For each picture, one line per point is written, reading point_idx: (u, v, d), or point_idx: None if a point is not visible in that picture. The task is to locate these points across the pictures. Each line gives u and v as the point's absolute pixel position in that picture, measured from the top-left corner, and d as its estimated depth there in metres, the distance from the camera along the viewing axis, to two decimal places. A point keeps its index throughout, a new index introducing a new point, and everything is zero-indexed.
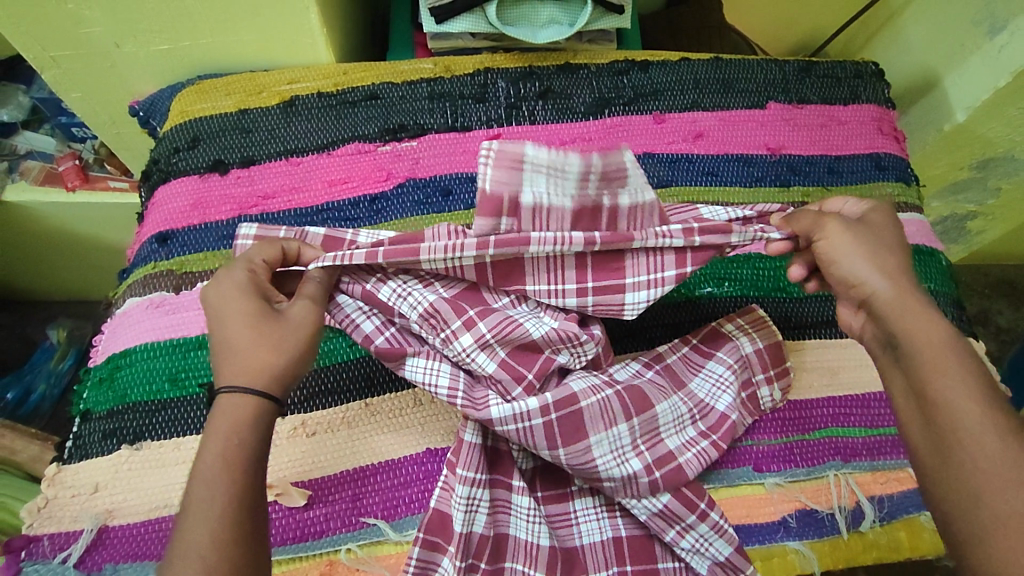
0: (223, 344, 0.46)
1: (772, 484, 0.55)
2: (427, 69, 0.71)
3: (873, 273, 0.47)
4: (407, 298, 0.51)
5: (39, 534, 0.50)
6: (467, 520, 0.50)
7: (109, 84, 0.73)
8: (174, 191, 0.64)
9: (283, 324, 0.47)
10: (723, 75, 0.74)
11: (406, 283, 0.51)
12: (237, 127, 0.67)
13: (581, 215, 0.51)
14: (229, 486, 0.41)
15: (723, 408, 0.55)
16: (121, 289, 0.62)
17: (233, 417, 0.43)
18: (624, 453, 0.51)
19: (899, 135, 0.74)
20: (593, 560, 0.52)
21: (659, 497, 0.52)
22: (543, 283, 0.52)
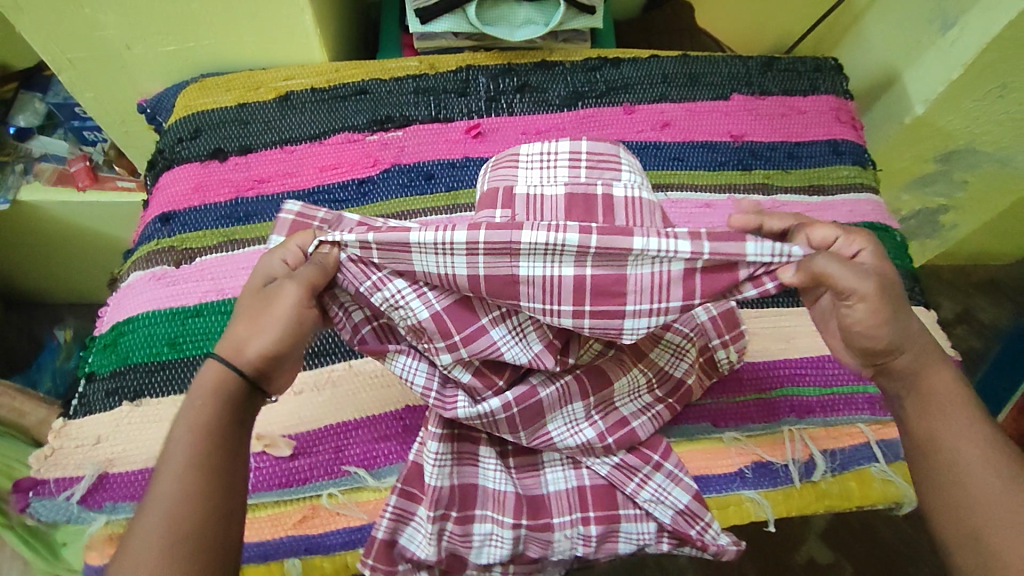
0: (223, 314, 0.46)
1: (728, 438, 0.60)
2: (413, 66, 0.77)
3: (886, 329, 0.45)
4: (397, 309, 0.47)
5: (45, 477, 0.55)
6: (438, 474, 0.53)
7: (119, 83, 0.79)
8: (177, 177, 0.69)
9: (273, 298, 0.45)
10: (690, 69, 0.79)
11: (402, 292, 0.47)
12: (236, 119, 0.72)
13: (573, 204, 0.53)
14: (192, 442, 0.41)
15: (680, 374, 0.59)
16: (126, 265, 0.67)
17: (208, 379, 0.43)
18: (577, 424, 0.55)
19: (857, 123, 0.79)
20: (558, 506, 0.56)
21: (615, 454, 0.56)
22: (537, 301, 0.45)
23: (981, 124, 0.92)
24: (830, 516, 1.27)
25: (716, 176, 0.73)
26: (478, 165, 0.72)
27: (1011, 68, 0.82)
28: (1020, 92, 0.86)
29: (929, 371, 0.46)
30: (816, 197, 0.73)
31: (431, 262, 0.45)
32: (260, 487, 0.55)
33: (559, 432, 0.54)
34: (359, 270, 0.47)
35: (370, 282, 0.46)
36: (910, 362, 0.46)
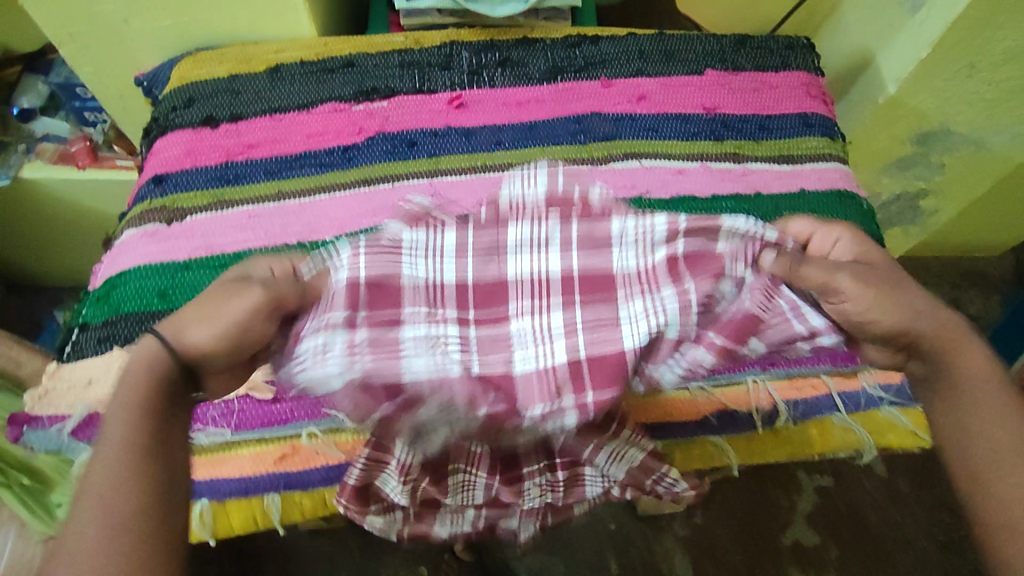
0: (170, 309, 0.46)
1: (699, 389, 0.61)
2: (398, 42, 0.80)
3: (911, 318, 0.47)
4: (321, 362, 0.43)
5: (38, 414, 0.59)
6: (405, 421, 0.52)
7: (118, 58, 0.82)
8: (170, 142, 0.72)
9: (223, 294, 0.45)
10: (666, 47, 0.82)
11: (329, 345, 0.44)
12: (228, 89, 0.75)
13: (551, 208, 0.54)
14: (126, 429, 0.41)
15: None
16: (120, 225, 0.70)
17: (144, 364, 0.43)
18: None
19: (827, 98, 0.82)
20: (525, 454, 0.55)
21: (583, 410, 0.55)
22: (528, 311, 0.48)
23: (952, 105, 0.95)
24: (815, 499, 1.26)
25: (689, 145, 0.76)
26: (459, 133, 0.75)
27: (977, 47, 0.85)
28: (989, 71, 0.88)
29: (955, 349, 0.47)
30: (786, 166, 0.76)
31: (422, 367, 0.45)
32: (242, 428, 0.57)
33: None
34: (319, 329, 0.45)
35: (325, 320, 0.45)
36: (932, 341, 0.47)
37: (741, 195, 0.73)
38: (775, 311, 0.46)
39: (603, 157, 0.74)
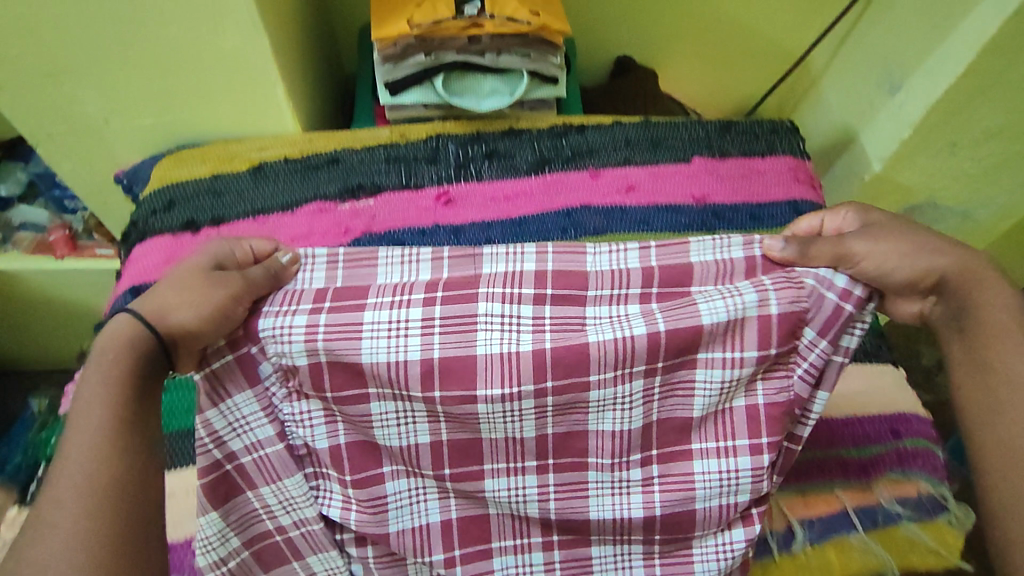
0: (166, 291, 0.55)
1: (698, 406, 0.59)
2: (383, 136, 0.79)
3: (931, 262, 0.56)
4: (419, 511, 0.64)
5: None
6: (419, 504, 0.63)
7: (98, 156, 0.80)
8: (150, 249, 0.71)
9: (211, 278, 0.55)
10: (653, 134, 0.82)
11: (419, 489, 0.63)
12: (210, 190, 0.74)
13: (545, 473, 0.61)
14: (105, 415, 0.49)
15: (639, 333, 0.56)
16: (97, 339, 0.68)
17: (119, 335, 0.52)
18: (518, 256, 0.60)
19: (815, 183, 0.81)
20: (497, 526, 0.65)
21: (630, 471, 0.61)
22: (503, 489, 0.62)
23: (936, 181, 0.95)
24: None
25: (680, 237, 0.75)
26: (447, 231, 0.73)
27: (959, 128, 0.85)
28: (969, 149, 0.89)
29: (976, 291, 0.56)
30: None
31: (382, 349, 0.56)
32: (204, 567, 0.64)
33: (489, 333, 0.57)
34: (278, 316, 0.57)
35: (306, 335, 0.56)
36: (954, 279, 0.56)
37: None
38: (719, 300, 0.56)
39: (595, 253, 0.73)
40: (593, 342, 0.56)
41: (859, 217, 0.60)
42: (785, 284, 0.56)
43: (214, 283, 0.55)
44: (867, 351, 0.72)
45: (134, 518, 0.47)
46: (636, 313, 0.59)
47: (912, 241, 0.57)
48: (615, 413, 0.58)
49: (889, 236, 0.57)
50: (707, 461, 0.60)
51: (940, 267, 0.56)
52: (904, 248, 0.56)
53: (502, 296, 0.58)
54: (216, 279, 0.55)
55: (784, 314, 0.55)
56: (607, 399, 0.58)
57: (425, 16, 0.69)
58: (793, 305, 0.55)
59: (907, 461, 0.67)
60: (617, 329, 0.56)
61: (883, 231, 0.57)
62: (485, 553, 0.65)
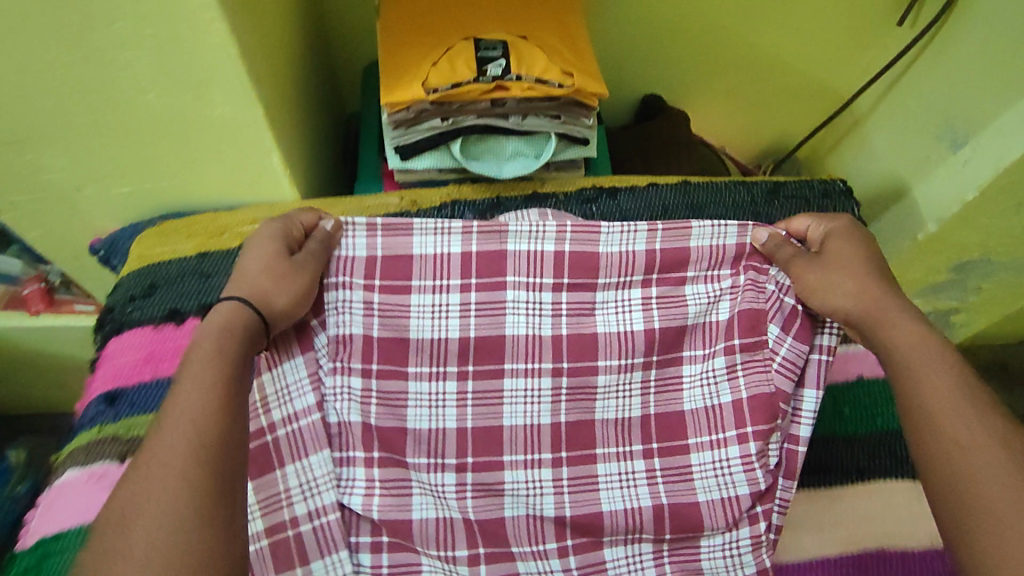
0: (242, 269, 0.52)
1: (688, 399, 0.62)
2: (393, 203, 0.70)
3: (839, 291, 0.54)
4: (441, 506, 0.60)
5: None
6: (439, 505, 0.60)
7: (70, 223, 0.71)
8: (128, 344, 0.62)
9: (293, 263, 0.53)
10: (693, 199, 0.73)
11: (444, 493, 0.60)
12: (197, 272, 0.66)
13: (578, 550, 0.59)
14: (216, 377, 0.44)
15: (637, 325, 0.61)
16: (62, 455, 0.59)
17: (223, 318, 0.48)
18: (539, 236, 0.59)
19: None
20: (517, 538, 0.60)
21: (634, 463, 0.61)
22: (529, 561, 0.60)
23: (992, 239, 0.87)
24: None
25: None
26: None
27: None
28: None
29: (882, 324, 0.51)
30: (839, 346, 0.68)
31: (427, 328, 0.60)
32: None
33: (516, 317, 0.60)
34: (345, 288, 0.58)
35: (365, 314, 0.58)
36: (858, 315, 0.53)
37: None
38: (704, 293, 0.62)
39: None
40: (601, 331, 0.62)
41: (821, 229, 0.59)
42: (752, 277, 0.60)
43: (294, 268, 0.53)
44: None
45: (238, 484, 0.42)
46: (639, 297, 0.62)
47: (857, 270, 0.54)
48: (617, 401, 0.62)
49: (828, 260, 0.56)
50: (703, 454, 0.61)
51: (841, 305, 0.54)
52: (871, 250, 0.56)
53: (528, 286, 0.61)
54: (300, 266, 0.53)
55: (741, 310, 0.60)
56: (611, 386, 0.62)
57: (442, 79, 0.60)
58: (753, 300, 0.60)
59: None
60: (620, 319, 0.62)
61: (832, 254, 0.56)
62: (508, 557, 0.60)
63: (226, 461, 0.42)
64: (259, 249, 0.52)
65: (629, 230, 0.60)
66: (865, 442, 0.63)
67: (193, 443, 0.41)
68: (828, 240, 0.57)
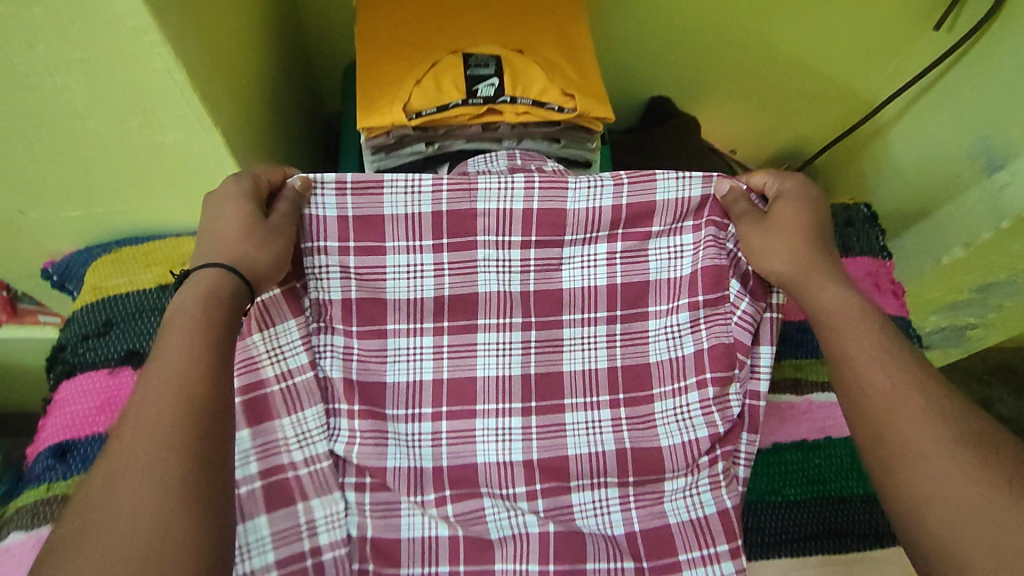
0: (213, 231, 0.45)
1: (653, 355, 0.55)
2: None
3: (777, 256, 0.49)
4: (429, 524, 0.53)
5: None
6: (428, 525, 0.53)
7: (20, 246, 0.65)
8: (79, 389, 0.56)
9: (269, 226, 0.47)
10: None
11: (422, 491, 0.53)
12: (157, 308, 0.60)
13: None
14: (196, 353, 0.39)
15: (602, 282, 0.55)
16: (8, 513, 0.54)
17: (203, 288, 0.42)
18: (508, 196, 0.51)
19: (898, 288, 0.67)
20: None
21: (607, 489, 0.54)
22: None
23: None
24: None
25: None
26: None
27: None
28: None
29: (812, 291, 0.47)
30: None
31: (404, 289, 0.53)
32: None
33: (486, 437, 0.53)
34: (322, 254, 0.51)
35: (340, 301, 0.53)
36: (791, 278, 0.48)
37: (804, 443, 0.60)
38: (667, 254, 0.54)
39: None
40: (567, 287, 0.55)
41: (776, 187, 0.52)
42: (713, 236, 0.53)
43: (270, 234, 0.47)
44: None
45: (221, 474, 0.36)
46: (604, 252, 0.54)
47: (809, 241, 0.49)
48: (581, 353, 0.55)
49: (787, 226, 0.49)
50: (667, 406, 0.54)
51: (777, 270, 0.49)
52: (821, 226, 0.50)
53: (498, 245, 0.53)
54: (277, 232, 0.47)
55: (704, 266, 0.53)
56: (575, 338, 0.55)
57: (426, 100, 0.54)
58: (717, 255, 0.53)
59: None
60: (584, 272, 0.55)
61: (789, 218, 0.50)
62: None
63: (203, 440, 0.36)
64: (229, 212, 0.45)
65: (595, 182, 0.51)
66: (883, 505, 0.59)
67: (171, 425, 0.36)
68: (778, 201, 0.51)
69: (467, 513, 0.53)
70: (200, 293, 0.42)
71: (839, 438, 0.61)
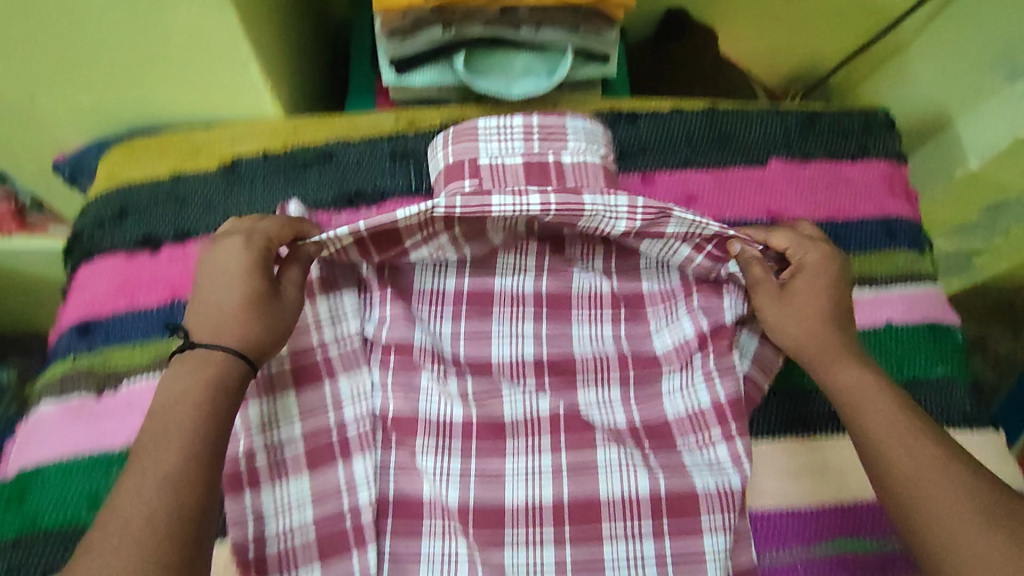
0: (215, 311, 0.46)
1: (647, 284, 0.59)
2: (387, 124, 0.63)
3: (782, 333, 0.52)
4: (445, 400, 0.54)
5: None
6: (444, 408, 0.54)
7: (29, 136, 0.64)
8: (99, 272, 0.57)
9: (272, 307, 0.48)
10: (721, 127, 0.66)
11: (442, 369, 0.55)
12: (173, 197, 0.59)
13: (576, 513, 0.52)
14: (185, 449, 0.41)
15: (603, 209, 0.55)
16: (37, 385, 0.56)
17: (200, 376, 0.44)
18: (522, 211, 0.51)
19: (912, 193, 0.67)
20: (513, 518, 0.52)
21: (607, 389, 0.56)
22: (521, 528, 0.51)
23: None
24: None
25: None
26: None
27: None
28: None
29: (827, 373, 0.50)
30: (868, 291, 0.63)
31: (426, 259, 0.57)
32: None
33: (500, 320, 0.57)
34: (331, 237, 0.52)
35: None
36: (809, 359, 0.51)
37: None
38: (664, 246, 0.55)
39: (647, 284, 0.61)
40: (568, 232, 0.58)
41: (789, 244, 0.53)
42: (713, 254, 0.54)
43: (270, 312, 0.47)
44: (969, 417, 0.59)
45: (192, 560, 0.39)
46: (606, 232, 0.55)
47: (817, 310, 0.52)
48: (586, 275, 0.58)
49: (782, 302, 0.52)
50: (663, 335, 0.57)
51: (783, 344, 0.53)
52: (830, 307, 0.52)
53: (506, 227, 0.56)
54: (279, 313, 0.48)
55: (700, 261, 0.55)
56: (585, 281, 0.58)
57: None
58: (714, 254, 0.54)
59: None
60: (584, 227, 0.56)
61: (791, 296, 0.52)
62: (497, 513, 0.52)
63: (181, 540, 0.38)
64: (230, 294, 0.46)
65: (611, 211, 0.52)
66: None
67: (165, 514, 0.39)
68: (799, 275, 0.53)
69: (485, 391, 0.55)
70: (203, 380, 0.44)
71: None
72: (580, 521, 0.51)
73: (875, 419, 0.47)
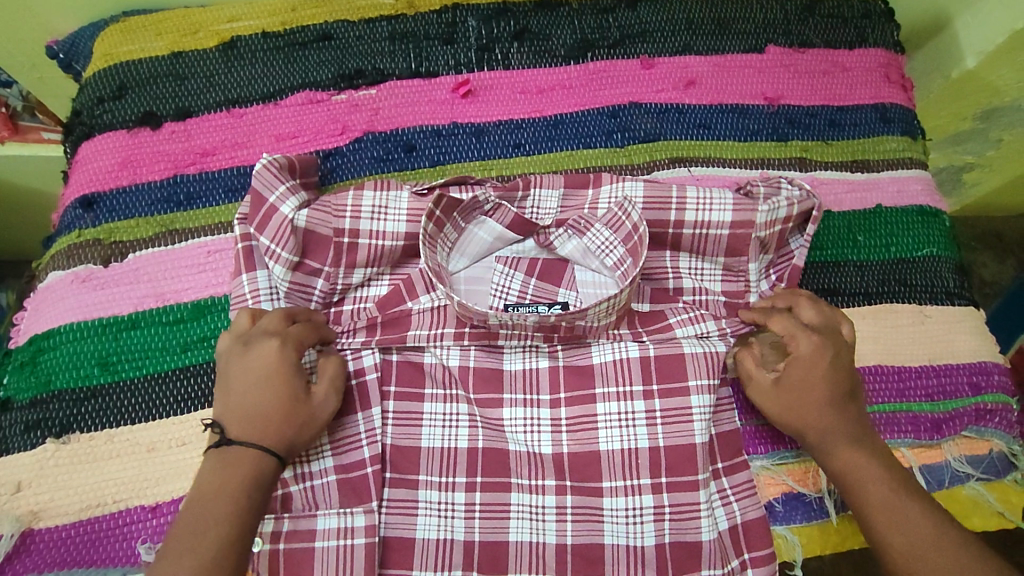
0: (246, 410, 0.45)
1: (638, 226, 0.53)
2: (387, 5, 0.63)
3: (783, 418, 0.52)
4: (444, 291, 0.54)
5: None
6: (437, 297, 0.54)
7: (21, 22, 0.63)
8: (100, 148, 0.57)
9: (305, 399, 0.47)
10: (720, 13, 0.66)
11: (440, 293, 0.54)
12: (171, 73, 0.59)
13: (570, 377, 0.54)
14: (225, 527, 0.42)
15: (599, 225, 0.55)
16: (44, 260, 0.56)
17: (238, 469, 0.44)
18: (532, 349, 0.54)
19: (907, 83, 0.68)
20: (512, 379, 0.54)
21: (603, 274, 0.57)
22: (519, 392, 0.54)
23: None
24: None
25: (748, 147, 0.63)
26: (468, 132, 0.61)
27: None
28: None
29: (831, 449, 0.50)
30: (860, 175, 0.64)
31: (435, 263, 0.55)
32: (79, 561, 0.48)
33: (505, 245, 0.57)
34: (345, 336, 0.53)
35: (350, 216, 0.52)
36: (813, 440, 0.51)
37: None
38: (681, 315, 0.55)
39: (645, 164, 0.62)
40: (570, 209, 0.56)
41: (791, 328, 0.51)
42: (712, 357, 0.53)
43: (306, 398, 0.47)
44: (951, 292, 0.62)
45: None
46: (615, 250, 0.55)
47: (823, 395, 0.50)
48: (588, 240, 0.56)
49: (793, 394, 0.51)
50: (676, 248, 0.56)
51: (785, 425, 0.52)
52: (832, 386, 0.50)
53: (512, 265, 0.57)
54: (315, 405, 0.47)
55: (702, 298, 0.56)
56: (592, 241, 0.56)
57: None
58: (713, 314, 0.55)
59: (985, 420, 0.58)
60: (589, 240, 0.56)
61: (795, 389, 0.51)
62: (496, 377, 0.54)
63: None
64: (271, 388, 0.46)
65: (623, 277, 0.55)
66: (875, 269, 0.61)
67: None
68: (790, 367, 0.51)
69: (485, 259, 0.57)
70: (240, 473, 0.44)
71: (838, 212, 0.62)
72: (575, 383, 0.54)
73: (876, 496, 0.48)
